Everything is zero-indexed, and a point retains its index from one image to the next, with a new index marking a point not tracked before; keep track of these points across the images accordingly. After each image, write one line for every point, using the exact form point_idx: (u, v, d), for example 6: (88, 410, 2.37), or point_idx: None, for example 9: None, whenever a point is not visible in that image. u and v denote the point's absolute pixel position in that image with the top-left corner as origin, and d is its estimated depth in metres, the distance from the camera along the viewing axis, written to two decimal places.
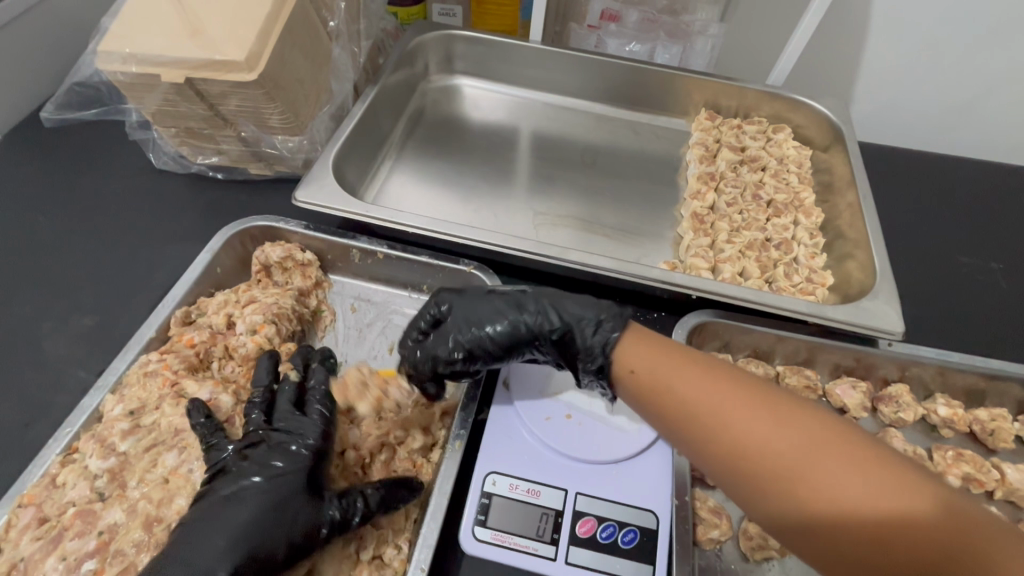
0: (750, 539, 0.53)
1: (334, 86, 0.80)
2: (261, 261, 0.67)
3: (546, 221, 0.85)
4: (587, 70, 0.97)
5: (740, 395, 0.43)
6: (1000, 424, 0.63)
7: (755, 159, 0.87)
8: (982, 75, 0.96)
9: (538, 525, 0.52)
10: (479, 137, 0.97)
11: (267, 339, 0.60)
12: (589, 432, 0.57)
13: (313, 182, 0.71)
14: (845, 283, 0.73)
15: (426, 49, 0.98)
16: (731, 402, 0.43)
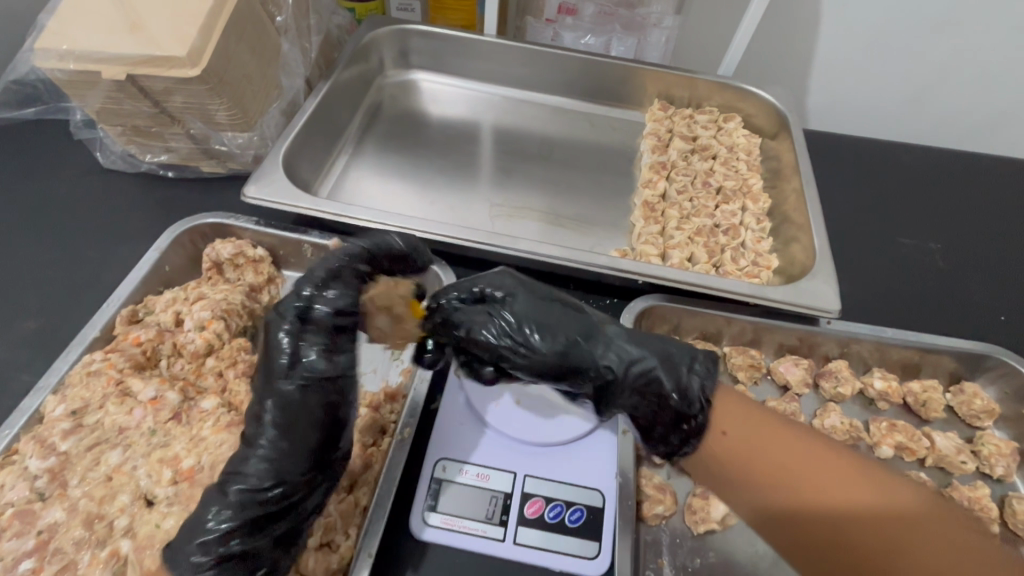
0: (693, 513, 0.55)
1: (284, 82, 0.80)
2: (211, 258, 0.67)
3: (503, 212, 0.86)
4: (544, 63, 0.98)
5: (769, 434, 0.47)
6: (931, 395, 0.66)
7: (706, 148, 0.89)
8: (922, 64, 1.00)
9: (487, 508, 0.53)
10: (438, 131, 0.97)
11: (216, 335, 0.59)
12: (535, 416, 0.59)
13: (262, 178, 0.70)
14: (790, 265, 0.75)
15: (381, 44, 0.98)
16: (771, 429, 0.47)
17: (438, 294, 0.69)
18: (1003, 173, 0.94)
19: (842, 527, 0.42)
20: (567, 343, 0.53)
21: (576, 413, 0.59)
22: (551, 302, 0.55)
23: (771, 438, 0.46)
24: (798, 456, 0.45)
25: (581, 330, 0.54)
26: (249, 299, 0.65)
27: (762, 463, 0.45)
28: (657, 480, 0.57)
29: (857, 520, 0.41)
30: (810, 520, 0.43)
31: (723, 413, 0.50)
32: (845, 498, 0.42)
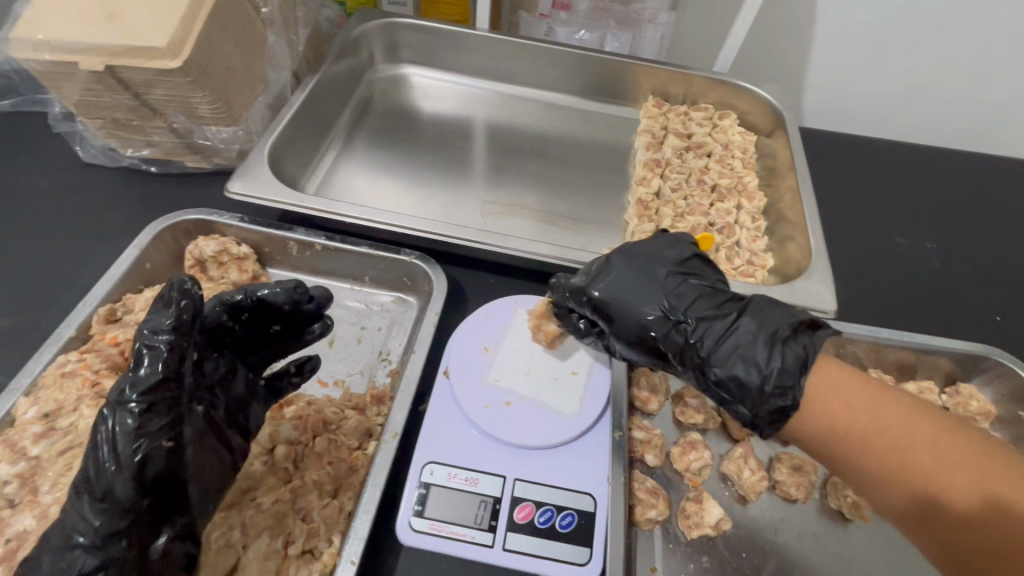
0: (687, 518, 0.54)
1: (271, 75, 0.78)
2: (194, 256, 0.66)
3: (495, 210, 0.84)
4: (537, 59, 0.96)
5: (904, 417, 0.43)
6: (927, 396, 0.66)
7: (701, 146, 0.88)
8: (918, 63, 0.99)
9: (476, 513, 0.52)
10: (429, 127, 0.95)
11: None
12: (528, 418, 0.57)
13: (247, 173, 0.69)
14: (785, 265, 0.74)
15: (371, 38, 0.96)
16: (904, 410, 0.43)
17: (427, 293, 0.67)
18: (999, 172, 0.93)
19: (988, 517, 0.39)
20: (653, 315, 0.51)
21: (571, 414, 0.57)
22: (649, 267, 0.53)
23: (910, 422, 0.42)
24: (943, 439, 0.41)
25: (674, 303, 0.51)
26: None
27: (890, 444, 0.42)
28: (649, 482, 0.55)
29: (1000, 512, 0.38)
30: (938, 505, 0.40)
31: (832, 381, 0.45)
32: (993, 488, 0.39)
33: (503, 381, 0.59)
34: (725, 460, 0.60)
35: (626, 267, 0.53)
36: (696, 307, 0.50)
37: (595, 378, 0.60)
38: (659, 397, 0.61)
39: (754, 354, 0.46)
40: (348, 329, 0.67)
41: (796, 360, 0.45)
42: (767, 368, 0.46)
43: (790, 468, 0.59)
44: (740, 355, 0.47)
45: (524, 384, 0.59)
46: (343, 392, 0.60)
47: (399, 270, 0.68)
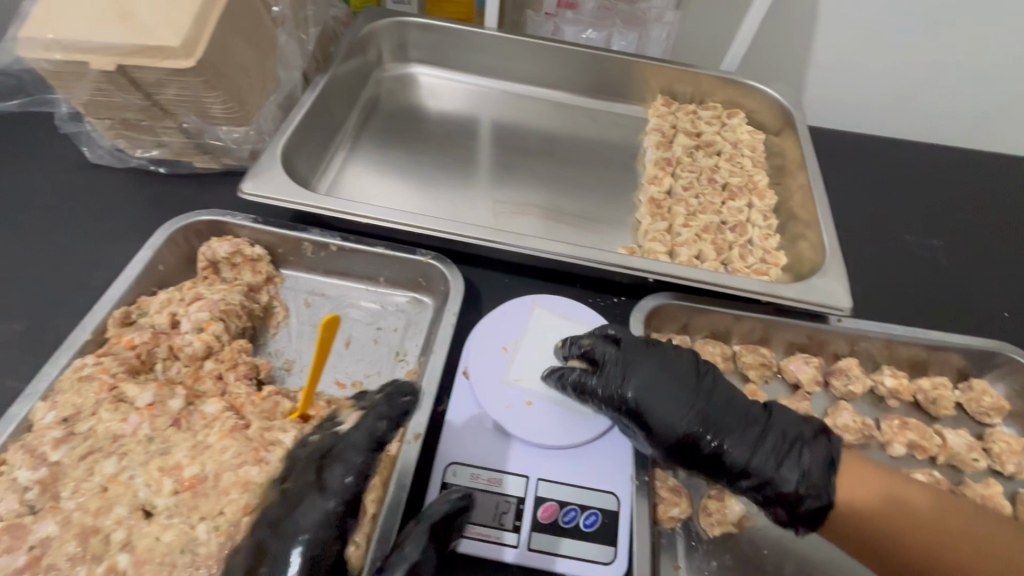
0: (709, 515, 0.55)
1: (281, 74, 0.77)
2: (207, 257, 0.65)
3: (506, 209, 0.84)
4: (544, 57, 0.96)
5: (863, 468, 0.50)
6: (941, 392, 0.66)
7: (710, 144, 0.88)
8: (922, 62, 1.00)
9: (500, 514, 0.52)
10: (437, 126, 0.95)
11: (215, 337, 0.58)
12: (549, 417, 0.57)
13: (260, 174, 0.68)
14: (797, 263, 0.74)
15: (378, 37, 0.95)
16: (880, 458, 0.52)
17: (443, 293, 0.67)
18: (1002, 170, 0.94)
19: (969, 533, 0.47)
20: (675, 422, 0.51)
21: (593, 413, 0.57)
22: (676, 394, 0.53)
23: (860, 471, 0.50)
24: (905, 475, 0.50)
25: (646, 392, 0.53)
26: (248, 299, 0.63)
27: (907, 485, 0.49)
28: (671, 481, 0.56)
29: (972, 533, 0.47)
30: (921, 514, 0.48)
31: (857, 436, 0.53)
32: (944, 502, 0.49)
33: (523, 380, 0.59)
34: None
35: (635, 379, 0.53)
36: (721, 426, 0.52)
37: None
38: None
39: (800, 459, 0.50)
40: (365, 330, 0.66)
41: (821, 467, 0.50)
42: (751, 454, 0.51)
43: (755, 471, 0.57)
44: (790, 461, 0.50)
45: (544, 384, 0.59)
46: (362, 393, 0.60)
47: (415, 271, 0.68)
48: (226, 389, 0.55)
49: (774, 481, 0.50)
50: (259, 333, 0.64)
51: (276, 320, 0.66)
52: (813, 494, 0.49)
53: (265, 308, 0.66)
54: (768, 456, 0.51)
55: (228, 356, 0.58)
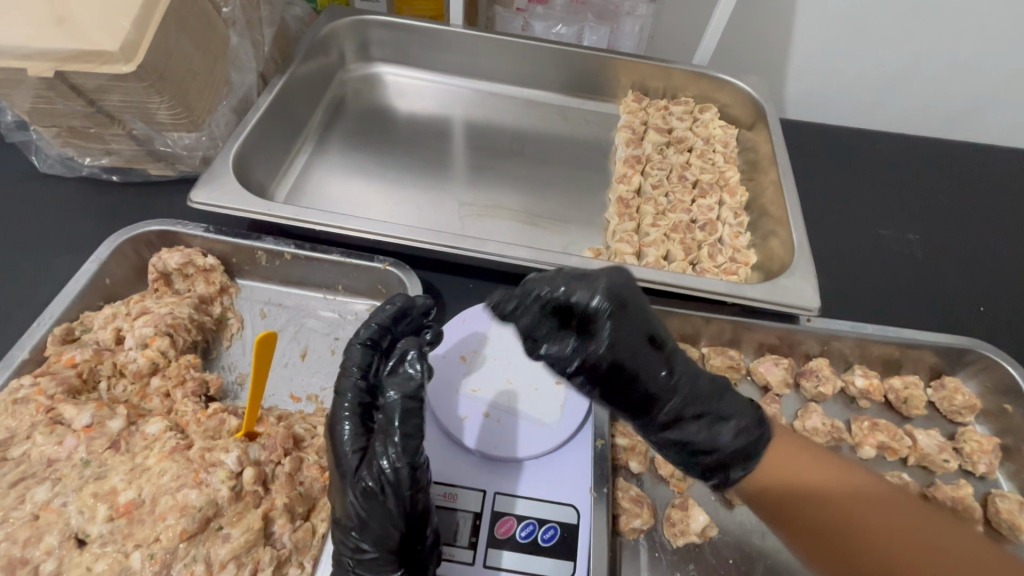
0: (673, 525, 0.53)
1: (234, 77, 0.75)
2: (158, 269, 0.63)
3: (473, 211, 0.81)
4: (512, 54, 0.94)
5: (820, 459, 0.45)
6: (912, 392, 0.65)
7: (682, 141, 0.86)
8: (899, 51, 0.98)
9: (455, 530, 0.50)
10: (403, 127, 0.93)
11: (160, 353, 0.56)
12: (507, 428, 0.55)
13: (211, 181, 0.66)
14: (768, 261, 0.73)
15: (340, 37, 0.93)
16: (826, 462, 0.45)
17: None
18: (980, 160, 0.93)
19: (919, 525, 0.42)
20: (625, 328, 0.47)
21: (553, 423, 0.56)
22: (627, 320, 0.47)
23: (800, 458, 0.46)
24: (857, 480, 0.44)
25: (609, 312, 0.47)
26: (198, 312, 0.61)
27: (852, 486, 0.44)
28: (634, 491, 0.54)
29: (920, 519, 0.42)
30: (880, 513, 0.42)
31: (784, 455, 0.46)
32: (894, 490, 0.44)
33: (482, 390, 0.57)
34: None
35: (588, 330, 0.47)
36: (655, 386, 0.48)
37: None
38: None
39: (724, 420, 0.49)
40: (322, 341, 0.64)
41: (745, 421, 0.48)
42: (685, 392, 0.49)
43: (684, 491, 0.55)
44: (710, 418, 0.49)
45: (503, 394, 0.57)
46: (316, 407, 0.59)
47: (373, 278, 0.66)
48: (172, 407, 0.53)
49: (695, 438, 0.49)
50: (212, 347, 0.63)
51: (229, 333, 0.64)
52: (741, 430, 0.48)
53: (218, 320, 0.64)
54: (687, 406, 0.49)
55: (174, 372, 0.55)
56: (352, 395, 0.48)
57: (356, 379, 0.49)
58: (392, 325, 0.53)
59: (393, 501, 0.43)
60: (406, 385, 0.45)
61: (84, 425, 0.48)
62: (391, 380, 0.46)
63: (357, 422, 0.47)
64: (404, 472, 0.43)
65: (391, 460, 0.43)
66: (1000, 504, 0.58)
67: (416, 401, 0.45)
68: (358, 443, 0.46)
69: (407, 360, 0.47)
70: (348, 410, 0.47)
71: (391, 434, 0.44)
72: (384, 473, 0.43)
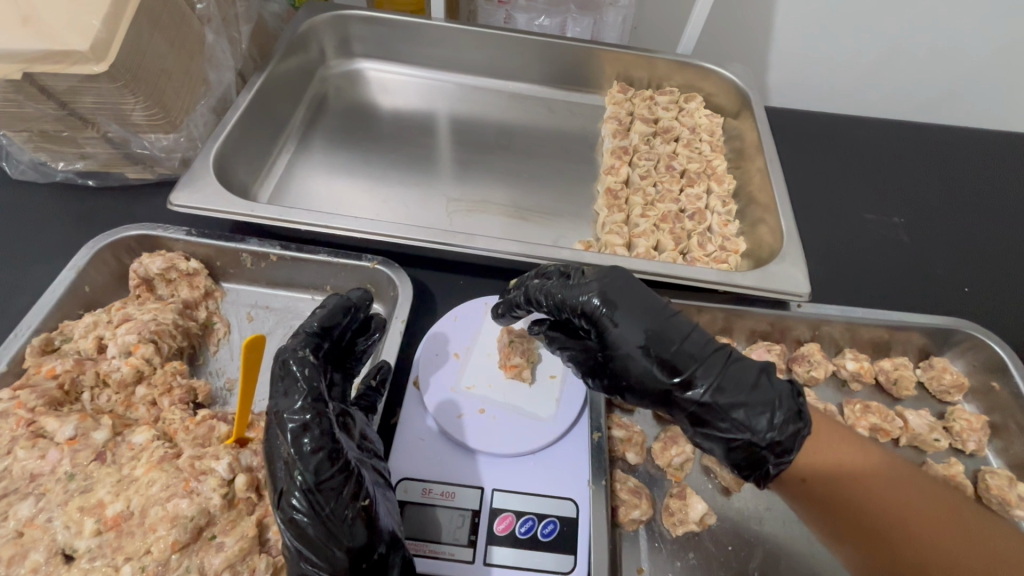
0: (671, 515, 0.53)
1: (212, 76, 0.73)
2: (139, 274, 0.62)
3: (460, 206, 0.80)
4: (496, 46, 0.93)
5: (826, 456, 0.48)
6: (902, 373, 0.65)
7: (668, 130, 0.86)
8: (880, 36, 0.99)
9: (453, 528, 0.49)
10: (387, 123, 0.91)
11: (145, 360, 0.54)
12: (502, 425, 0.54)
13: (191, 183, 0.64)
14: (757, 248, 0.73)
15: (319, 33, 0.91)
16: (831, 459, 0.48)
17: (393, 300, 0.64)
18: (960, 142, 0.94)
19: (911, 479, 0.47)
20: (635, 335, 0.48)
21: (548, 417, 0.55)
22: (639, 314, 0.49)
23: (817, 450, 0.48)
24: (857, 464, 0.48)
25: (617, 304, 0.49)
26: (182, 317, 0.60)
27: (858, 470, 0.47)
28: (632, 482, 0.54)
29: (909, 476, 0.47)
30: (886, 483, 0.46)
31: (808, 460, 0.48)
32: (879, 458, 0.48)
33: (476, 387, 0.57)
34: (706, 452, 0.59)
35: (608, 280, 0.51)
36: (691, 357, 0.47)
37: (572, 378, 0.58)
38: None
39: (768, 412, 0.46)
40: None
41: (786, 411, 0.46)
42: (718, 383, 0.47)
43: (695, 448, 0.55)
44: (743, 404, 0.46)
45: (497, 391, 0.57)
46: None
47: (362, 277, 0.65)
48: (160, 416, 0.52)
49: (729, 418, 0.46)
50: (198, 352, 0.61)
51: (216, 337, 0.63)
52: (787, 415, 0.46)
53: (203, 325, 0.62)
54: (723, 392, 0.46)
55: (160, 380, 0.54)
56: (274, 415, 0.45)
57: (277, 397, 0.45)
58: (320, 334, 0.50)
59: (312, 527, 0.41)
60: (299, 410, 0.44)
61: (67, 438, 0.47)
62: (289, 406, 0.44)
63: (279, 445, 0.43)
64: (313, 498, 0.41)
65: (299, 490, 0.41)
66: (990, 480, 0.59)
67: (311, 425, 0.43)
68: (281, 469, 0.43)
69: (306, 382, 0.45)
70: (272, 430, 0.44)
71: (294, 462, 0.42)
72: (297, 503, 0.41)
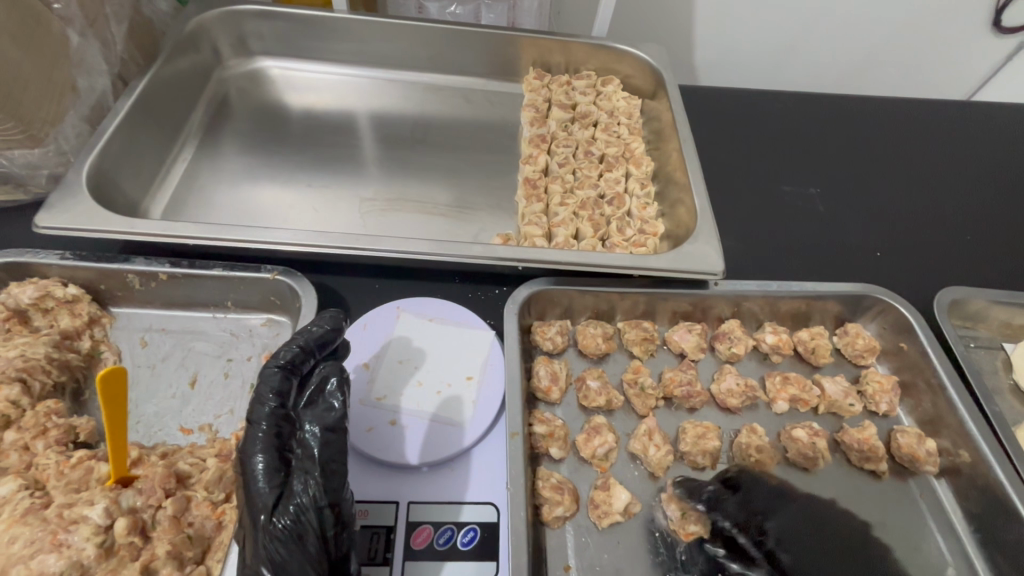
0: (596, 508, 0.53)
1: (81, 83, 0.66)
2: (9, 306, 0.56)
3: (376, 207, 0.77)
4: (405, 37, 0.89)
5: None
6: (818, 341, 0.67)
7: (586, 115, 0.85)
8: (790, 11, 1.00)
9: (368, 548, 0.47)
10: (296, 124, 0.86)
11: (9, 403, 0.49)
12: (417, 434, 0.52)
13: (61, 202, 0.59)
14: (675, 229, 0.73)
15: (211, 31, 0.85)
16: None
17: (298, 311, 0.60)
18: (869, 111, 0.97)
19: None
20: None
21: (467, 421, 0.53)
22: None
23: None
24: None
25: None
26: (60, 350, 0.54)
27: None
28: (555, 478, 0.53)
29: None
30: None
31: None
32: None
33: (389, 397, 0.54)
34: (631, 439, 0.58)
35: None
36: None
37: (489, 378, 0.57)
38: (559, 385, 0.59)
39: None
40: (213, 365, 0.59)
41: None
42: None
43: (678, 510, 0.53)
44: None
45: (411, 399, 0.54)
46: (208, 438, 0.54)
47: (264, 290, 0.61)
48: (32, 462, 0.47)
49: None
50: (84, 387, 0.56)
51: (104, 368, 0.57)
52: None
53: (88, 355, 0.57)
54: None
55: (31, 422, 0.49)
56: (268, 423, 0.42)
57: (273, 406, 0.43)
58: (316, 347, 0.48)
59: (313, 543, 0.39)
60: (326, 415, 0.44)
61: None
62: (309, 412, 0.44)
63: (273, 455, 0.41)
64: (323, 508, 0.39)
65: (310, 498, 0.39)
66: (901, 439, 0.61)
67: (335, 433, 0.43)
68: (278, 479, 0.40)
69: (327, 389, 0.45)
70: (263, 438, 0.41)
71: (313, 468, 0.41)
72: (301, 513, 0.39)
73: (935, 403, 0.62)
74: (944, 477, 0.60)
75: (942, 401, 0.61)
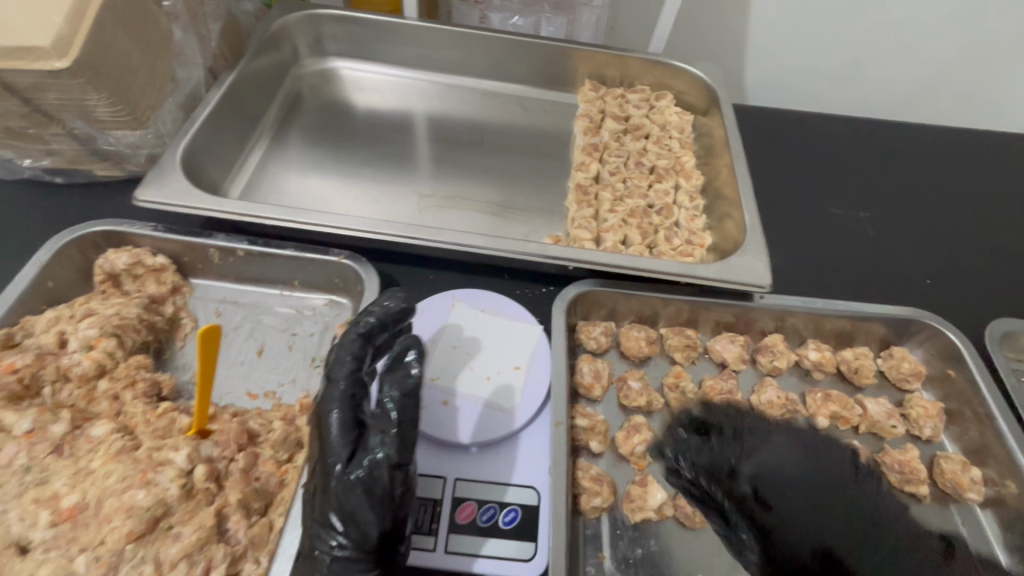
0: (631, 501, 0.54)
1: (180, 73, 0.73)
2: (104, 270, 0.61)
3: (433, 203, 0.81)
4: (469, 45, 0.94)
5: None
6: (862, 362, 0.67)
7: (638, 128, 0.87)
8: (847, 36, 1.01)
9: (416, 518, 0.50)
10: (362, 121, 0.92)
11: (107, 354, 0.54)
12: (465, 416, 0.55)
13: (160, 179, 0.64)
14: (722, 242, 0.74)
15: (293, 32, 0.92)
16: None
17: (360, 294, 0.64)
18: (924, 139, 0.96)
19: None
20: None
21: (513, 408, 0.56)
22: None
23: None
24: None
25: None
26: (148, 312, 0.60)
27: None
28: (594, 471, 0.55)
29: None
30: None
31: None
32: None
33: (440, 379, 0.57)
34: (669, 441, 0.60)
35: None
36: None
37: (536, 370, 0.59)
38: (602, 382, 0.61)
39: None
40: (279, 338, 0.63)
41: None
42: None
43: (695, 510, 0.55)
44: None
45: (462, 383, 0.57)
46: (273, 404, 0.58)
47: (330, 271, 0.65)
48: (121, 409, 0.52)
49: None
50: (164, 348, 0.61)
51: (182, 333, 0.62)
52: None
53: (170, 320, 0.62)
54: None
55: (123, 373, 0.54)
56: (346, 383, 0.47)
57: (351, 368, 0.47)
58: (391, 322, 0.52)
59: (382, 497, 0.41)
60: (403, 381, 0.46)
61: (24, 432, 0.47)
62: (388, 377, 0.47)
63: (349, 412, 0.45)
64: (394, 467, 0.42)
65: (385, 455, 0.42)
66: (945, 465, 0.60)
67: (410, 399, 0.46)
68: (352, 435, 0.44)
69: (405, 359, 0.48)
70: (341, 396, 0.46)
71: (388, 428, 0.44)
72: (374, 468, 0.42)
73: (983, 432, 0.61)
74: (989, 507, 0.59)
75: (990, 432, 0.61)
